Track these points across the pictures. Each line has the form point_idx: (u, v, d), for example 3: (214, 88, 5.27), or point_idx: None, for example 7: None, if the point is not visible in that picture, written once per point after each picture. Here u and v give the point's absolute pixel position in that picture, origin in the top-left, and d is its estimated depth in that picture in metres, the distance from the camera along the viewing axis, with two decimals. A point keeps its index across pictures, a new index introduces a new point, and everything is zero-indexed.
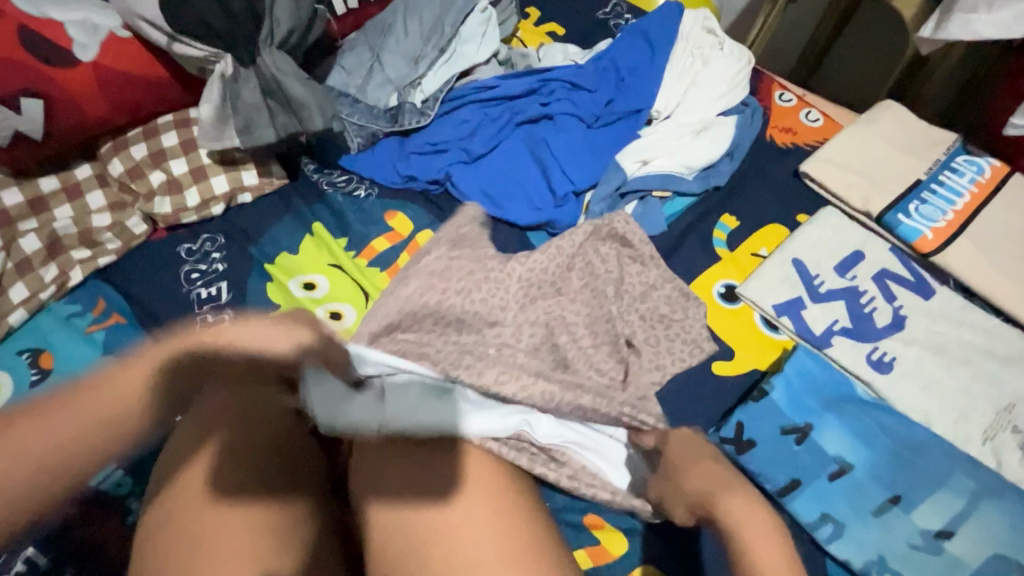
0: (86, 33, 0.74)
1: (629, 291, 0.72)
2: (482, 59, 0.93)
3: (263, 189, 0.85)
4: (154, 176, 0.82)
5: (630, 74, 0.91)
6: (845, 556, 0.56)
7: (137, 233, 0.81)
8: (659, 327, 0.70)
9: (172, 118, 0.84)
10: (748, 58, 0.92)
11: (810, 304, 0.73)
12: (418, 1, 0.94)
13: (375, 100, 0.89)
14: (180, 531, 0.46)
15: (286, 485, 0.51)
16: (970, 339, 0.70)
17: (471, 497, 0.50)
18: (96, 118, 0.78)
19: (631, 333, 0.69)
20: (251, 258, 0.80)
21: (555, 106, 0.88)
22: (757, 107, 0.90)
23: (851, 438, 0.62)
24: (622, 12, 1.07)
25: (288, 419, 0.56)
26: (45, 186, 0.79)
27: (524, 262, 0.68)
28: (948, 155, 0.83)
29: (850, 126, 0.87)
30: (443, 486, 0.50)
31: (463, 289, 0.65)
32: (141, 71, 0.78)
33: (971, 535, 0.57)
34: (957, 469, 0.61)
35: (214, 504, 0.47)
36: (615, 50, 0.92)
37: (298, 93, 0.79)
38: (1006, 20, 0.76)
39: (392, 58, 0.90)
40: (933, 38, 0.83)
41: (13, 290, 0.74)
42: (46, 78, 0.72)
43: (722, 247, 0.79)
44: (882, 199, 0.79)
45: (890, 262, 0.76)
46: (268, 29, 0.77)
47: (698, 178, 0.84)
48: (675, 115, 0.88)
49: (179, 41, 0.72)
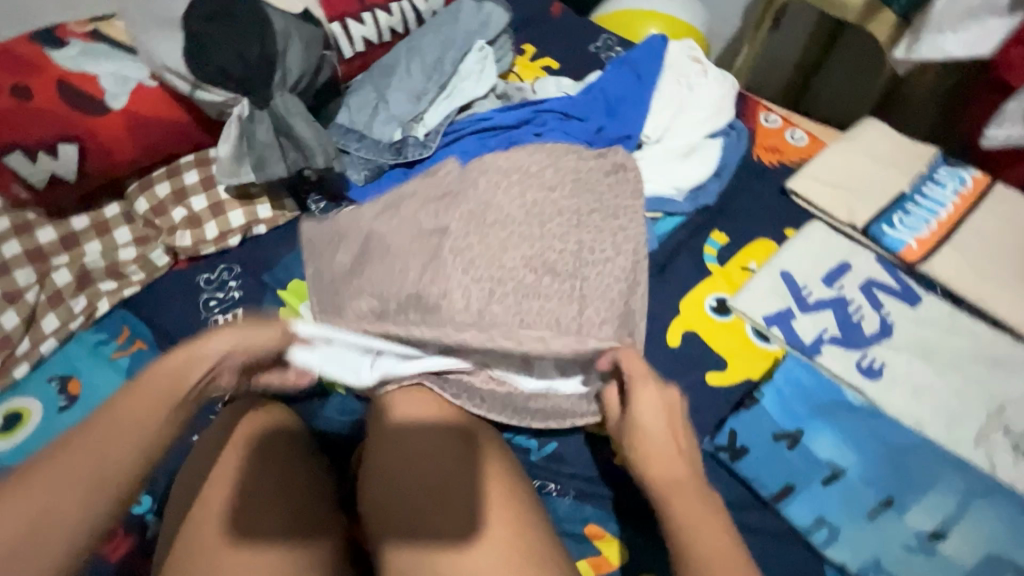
0: (117, 84, 0.82)
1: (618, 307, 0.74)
2: (480, 94, 0.99)
3: (277, 221, 0.91)
4: (176, 212, 0.88)
5: (619, 101, 0.95)
6: (840, 559, 0.59)
7: (159, 264, 0.87)
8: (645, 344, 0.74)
9: (193, 157, 0.91)
10: (732, 83, 0.97)
11: (800, 314, 0.75)
12: (420, 44, 1.01)
13: (380, 135, 0.95)
14: (200, 560, 0.52)
15: (304, 528, 0.56)
16: (959, 344, 0.72)
17: (485, 528, 0.54)
18: (125, 160, 0.84)
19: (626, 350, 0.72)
20: (265, 286, 0.86)
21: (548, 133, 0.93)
22: (742, 129, 0.95)
23: (841, 443, 0.65)
24: (613, 45, 1.13)
25: (299, 466, 0.61)
26: (76, 225, 0.86)
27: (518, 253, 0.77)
28: (930, 168, 0.87)
29: (833, 144, 0.90)
30: (461, 521, 0.54)
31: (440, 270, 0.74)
32: (165, 116, 0.85)
33: (965, 536, 0.60)
34: (949, 471, 0.63)
35: (232, 546, 0.53)
36: (605, 79, 0.97)
37: (304, 133, 0.84)
38: (972, 39, 0.81)
39: (396, 96, 0.97)
40: (906, 59, 0.87)
41: (45, 320, 0.81)
42: (82, 126, 0.79)
43: (713, 262, 0.82)
44: (866, 212, 0.83)
45: (877, 272, 0.78)
46: (280, 75, 0.84)
47: (688, 198, 0.87)
48: (663, 139, 0.92)
49: (200, 88, 0.80)
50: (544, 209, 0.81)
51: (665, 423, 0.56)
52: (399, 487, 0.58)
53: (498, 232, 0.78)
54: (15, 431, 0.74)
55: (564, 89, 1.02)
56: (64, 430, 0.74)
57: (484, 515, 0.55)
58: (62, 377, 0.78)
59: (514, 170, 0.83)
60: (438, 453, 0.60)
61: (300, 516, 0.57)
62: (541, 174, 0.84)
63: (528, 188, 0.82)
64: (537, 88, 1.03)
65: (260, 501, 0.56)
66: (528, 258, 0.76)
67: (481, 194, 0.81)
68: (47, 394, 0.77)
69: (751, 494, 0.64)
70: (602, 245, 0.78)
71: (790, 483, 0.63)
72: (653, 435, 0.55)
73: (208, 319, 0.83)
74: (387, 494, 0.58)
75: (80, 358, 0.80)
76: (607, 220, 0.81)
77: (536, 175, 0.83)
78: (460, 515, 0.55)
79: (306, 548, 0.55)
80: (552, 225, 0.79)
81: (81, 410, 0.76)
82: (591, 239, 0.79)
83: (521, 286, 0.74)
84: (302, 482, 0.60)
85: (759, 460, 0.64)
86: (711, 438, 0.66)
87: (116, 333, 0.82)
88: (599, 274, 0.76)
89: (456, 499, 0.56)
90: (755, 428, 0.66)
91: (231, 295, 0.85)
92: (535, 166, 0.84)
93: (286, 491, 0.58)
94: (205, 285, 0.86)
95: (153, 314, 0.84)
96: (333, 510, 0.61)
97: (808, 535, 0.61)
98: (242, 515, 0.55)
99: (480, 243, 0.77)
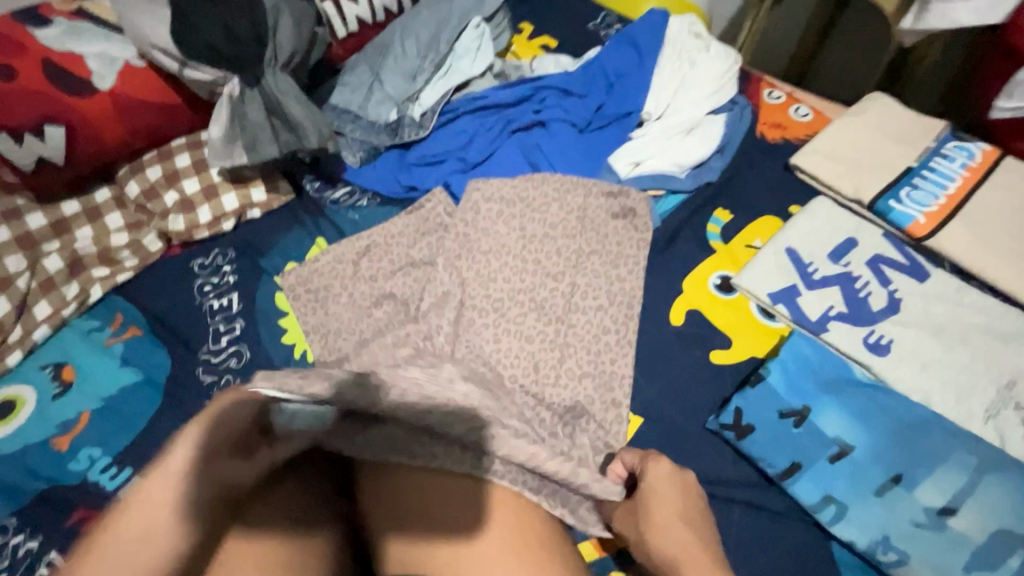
0: (103, 64, 0.80)
1: (602, 345, 0.72)
2: (477, 73, 0.97)
3: (271, 205, 0.89)
4: (168, 196, 0.87)
5: (618, 77, 0.94)
6: (849, 537, 0.58)
7: (153, 250, 0.85)
8: (640, 337, 0.73)
9: (185, 141, 0.89)
10: (735, 57, 0.95)
11: (806, 291, 0.74)
12: (413, 21, 0.98)
13: (375, 116, 0.93)
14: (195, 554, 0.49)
15: (300, 521, 0.53)
16: (968, 318, 0.71)
17: (491, 525, 0.52)
18: (114, 143, 0.82)
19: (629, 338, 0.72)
20: (259, 268, 0.84)
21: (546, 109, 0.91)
22: (745, 105, 0.92)
23: (849, 419, 0.64)
24: (612, 22, 1.11)
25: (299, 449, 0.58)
26: (67, 210, 0.84)
27: (507, 271, 0.77)
28: (938, 142, 0.85)
29: (838, 119, 0.88)
30: (466, 521, 0.52)
31: (440, 278, 0.76)
32: (153, 97, 0.83)
33: (976, 511, 0.59)
34: (959, 447, 0.62)
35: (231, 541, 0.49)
36: (604, 55, 0.95)
37: (297, 113, 0.84)
38: (983, 6, 0.79)
39: (390, 75, 0.95)
40: (914, 28, 0.85)
41: (37, 307, 0.79)
42: (68, 107, 0.77)
43: (716, 240, 0.81)
44: (873, 187, 0.81)
45: (884, 248, 0.77)
46: (271, 52, 0.82)
47: (691, 175, 0.86)
48: (665, 116, 0.90)
49: (189, 66, 0.77)
50: (543, 246, 0.79)
51: (677, 498, 0.56)
52: (402, 480, 0.55)
53: (491, 261, 0.78)
54: (8, 419, 0.73)
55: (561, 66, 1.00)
56: (59, 418, 0.73)
57: (489, 510, 0.53)
58: (55, 365, 0.77)
59: (518, 201, 0.81)
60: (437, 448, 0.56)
61: (301, 508, 0.54)
62: (542, 207, 0.81)
63: (527, 216, 0.80)
64: (535, 66, 1.00)
65: (253, 498, 0.53)
66: (520, 292, 0.75)
67: (479, 220, 0.80)
68: (40, 381, 0.75)
69: (758, 472, 0.63)
70: (592, 292, 0.76)
71: (797, 460, 0.62)
72: (668, 504, 0.55)
73: (203, 304, 0.81)
74: (387, 487, 0.55)
75: (73, 345, 0.78)
76: (605, 264, 0.78)
77: (539, 209, 0.81)
78: (464, 509, 0.53)
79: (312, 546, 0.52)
80: (547, 263, 0.77)
81: (76, 399, 0.74)
82: (586, 281, 0.76)
83: (506, 316, 0.74)
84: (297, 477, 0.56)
85: (765, 439, 0.63)
86: (715, 416, 0.66)
87: (110, 319, 0.80)
88: (585, 321, 0.74)
89: (460, 495, 0.54)
90: (761, 406, 0.65)
91: (226, 280, 0.83)
92: (534, 196, 0.82)
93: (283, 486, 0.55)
94: (200, 269, 0.84)
95: (147, 301, 0.82)
96: (330, 493, 0.58)
97: (816, 513, 0.60)
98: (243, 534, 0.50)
99: (478, 257, 0.78)
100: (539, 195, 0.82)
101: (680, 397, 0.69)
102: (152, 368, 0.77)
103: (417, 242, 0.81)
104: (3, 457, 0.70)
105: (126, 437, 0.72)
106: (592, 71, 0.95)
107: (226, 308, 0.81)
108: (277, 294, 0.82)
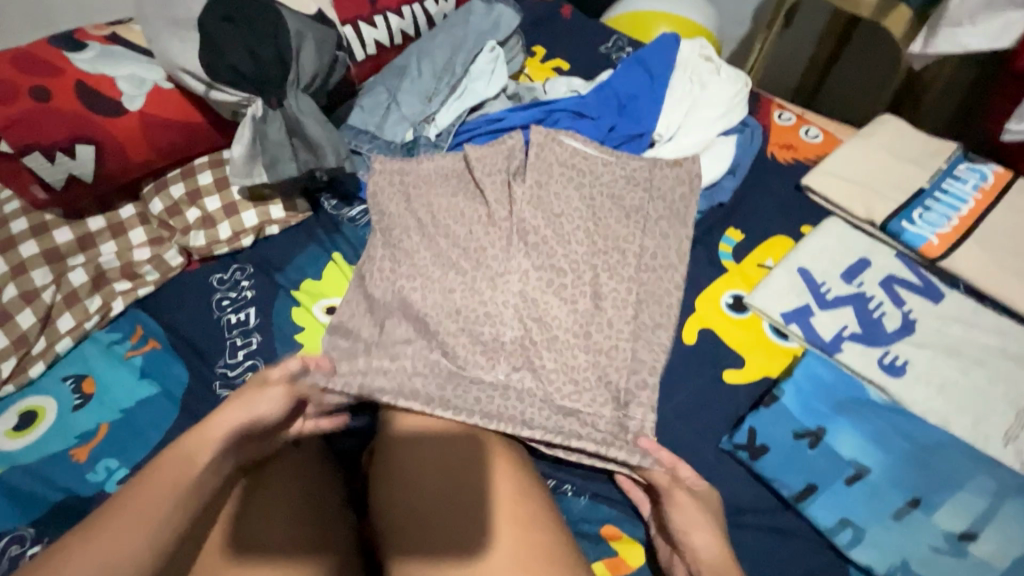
0: (133, 86, 0.83)
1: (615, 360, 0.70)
2: (491, 94, 0.99)
3: (289, 222, 0.91)
4: (190, 213, 0.89)
5: (646, 189, 0.84)
6: (866, 561, 0.58)
7: (173, 265, 0.87)
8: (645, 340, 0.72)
9: (208, 159, 0.92)
10: (745, 81, 0.96)
11: (818, 311, 0.74)
12: (431, 46, 1.02)
13: (392, 136, 0.95)
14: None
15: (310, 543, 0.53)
16: (984, 340, 0.71)
17: (508, 537, 0.52)
18: (139, 161, 0.85)
19: (648, 359, 0.71)
20: (277, 285, 0.86)
21: (567, 135, 0.87)
22: (756, 126, 0.94)
23: (865, 441, 0.63)
24: (624, 45, 1.13)
25: (314, 472, 0.61)
26: (92, 225, 0.88)
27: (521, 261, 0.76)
28: (950, 164, 0.85)
29: (850, 140, 0.89)
30: (477, 525, 0.53)
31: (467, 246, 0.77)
32: (180, 117, 0.86)
33: (995, 537, 0.58)
34: (976, 470, 0.61)
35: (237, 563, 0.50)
36: (626, 168, 0.86)
37: (314, 133, 0.85)
38: (995, 30, 0.81)
39: (407, 98, 0.97)
40: (923, 53, 0.87)
41: (61, 320, 0.81)
42: (97, 126, 0.80)
43: (728, 260, 0.81)
44: (885, 207, 0.81)
45: (897, 269, 0.77)
46: (294, 75, 0.84)
47: (702, 196, 0.87)
48: (677, 137, 0.91)
49: (215, 88, 0.81)
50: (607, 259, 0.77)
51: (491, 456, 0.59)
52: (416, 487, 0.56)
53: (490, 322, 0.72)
54: (29, 429, 0.74)
55: (585, 153, 0.86)
56: (79, 429, 0.74)
57: (502, 522, 0.53)
58: (76, 377, 0.78)
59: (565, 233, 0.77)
60: (453, 456, 0.58)
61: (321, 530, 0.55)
62: (554, 373, 0.70)
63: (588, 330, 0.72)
64: (558, 140, 0.86)
65: (260, 515, 0.54)
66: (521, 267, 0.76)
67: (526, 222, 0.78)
68: (62, 392, 0.77)
69: (773, 493, 0.63)
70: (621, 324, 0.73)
71: (812, 482, 0.62)
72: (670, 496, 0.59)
73: (221, 319, 0.83)
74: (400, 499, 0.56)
75: (95, 357, 0.80)
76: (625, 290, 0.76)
77: (590, 282, 0.75)
78: (475, 524, 0.53)
79: (293, 555, 0.52)
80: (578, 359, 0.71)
81: (94, 411, 0.76)
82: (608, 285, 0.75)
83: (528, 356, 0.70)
84: (316, 509, 0.57)
85: (780, 459, 0.63)
86: (728, 436, 0.65)
87: (130, 332, 0.82)
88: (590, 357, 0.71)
89: (465, 500, 0.54)
90: (774, 425, 0.65)
91: (244, 294, 0.85)
92: (589, 294, 0.74)
93: (296, 506, 0.56)
94: (219, 284, 0.86)
95: (166, 314, 0.84)
96: (343, 512, 0.59)
97: (832, 536, 0.59)
98: (252, 530, 0.53)
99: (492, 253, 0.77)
100: (580, 303, 0.74)
101: (696, 411, 0.69)
102: (168, 381, 0.78)
103: (492, 252, 0.77)
104: (22, 468, 0.71)
105: (141, 451, 0.73)
106: (613, 82, 0.96)
107: (243, 323, 0.82)
108: (294, 310, 0.83)
